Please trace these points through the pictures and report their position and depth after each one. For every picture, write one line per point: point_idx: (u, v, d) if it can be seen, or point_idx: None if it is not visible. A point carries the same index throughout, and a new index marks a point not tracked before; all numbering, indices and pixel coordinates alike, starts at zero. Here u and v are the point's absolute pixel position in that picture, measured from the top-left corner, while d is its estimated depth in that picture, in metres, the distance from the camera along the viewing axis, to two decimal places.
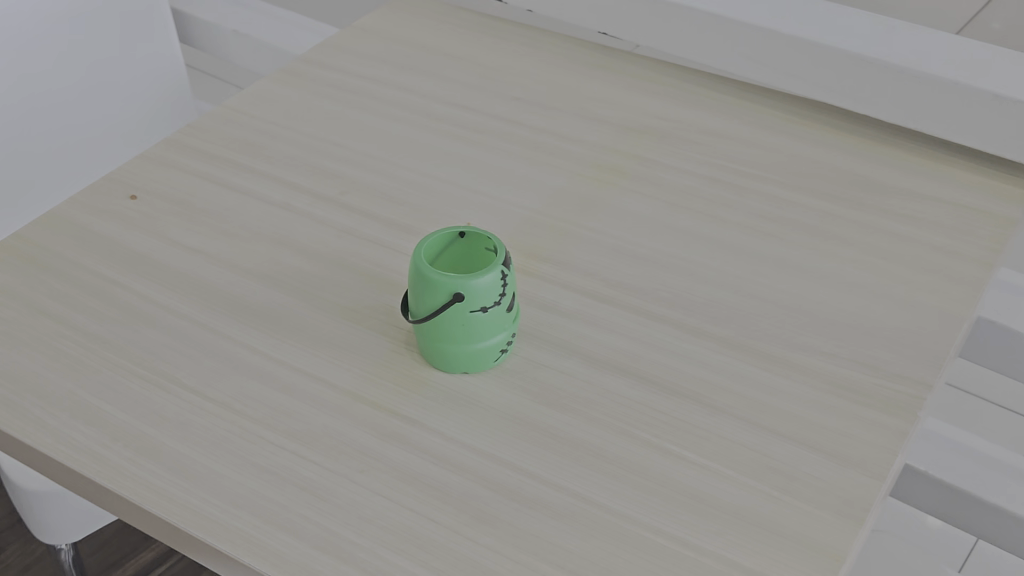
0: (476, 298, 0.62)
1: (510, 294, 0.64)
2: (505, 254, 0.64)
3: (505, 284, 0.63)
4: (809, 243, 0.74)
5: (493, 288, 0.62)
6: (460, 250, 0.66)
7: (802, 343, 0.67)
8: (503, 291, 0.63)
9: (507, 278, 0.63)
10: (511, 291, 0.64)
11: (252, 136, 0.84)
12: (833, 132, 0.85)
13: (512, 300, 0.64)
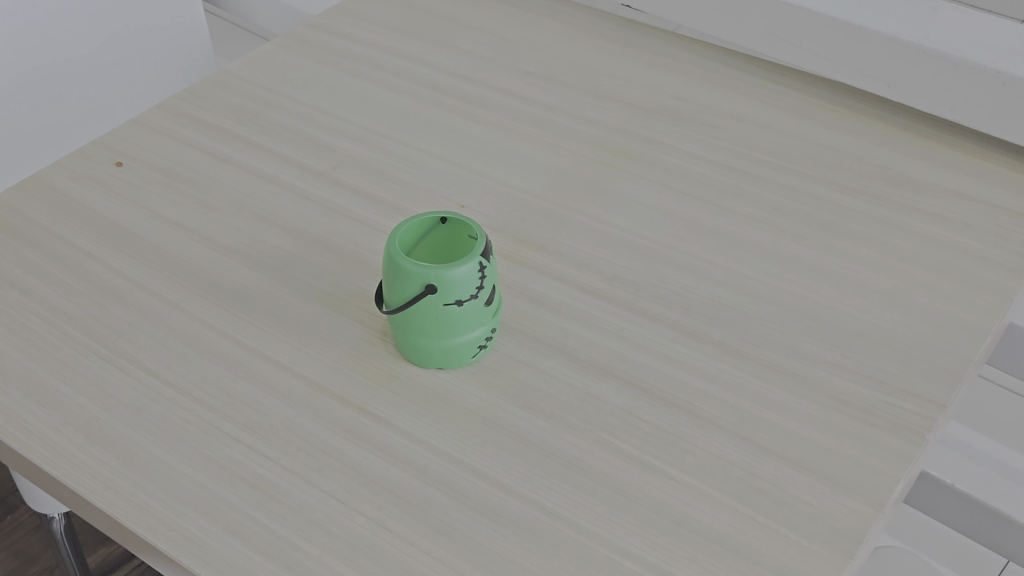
0: (451, 292, 0.58)
1: (489, 287, 0.59)
2: (486, 244, 0.59)
3: (483, 276, 0.58)
4: (825, 240, 0.69)
5: (470, 281, 0.58)
6: (441, 236, 0.61)
7: (806, 351, 0.62)
8: (480, 284, 0.59)
9: (486, 271, 0.59)
10: (490, 284, 0.59)
11: (248, 105, 0.81)
12: (863, 119, 0.79)
13: (492, 293, 0.60)
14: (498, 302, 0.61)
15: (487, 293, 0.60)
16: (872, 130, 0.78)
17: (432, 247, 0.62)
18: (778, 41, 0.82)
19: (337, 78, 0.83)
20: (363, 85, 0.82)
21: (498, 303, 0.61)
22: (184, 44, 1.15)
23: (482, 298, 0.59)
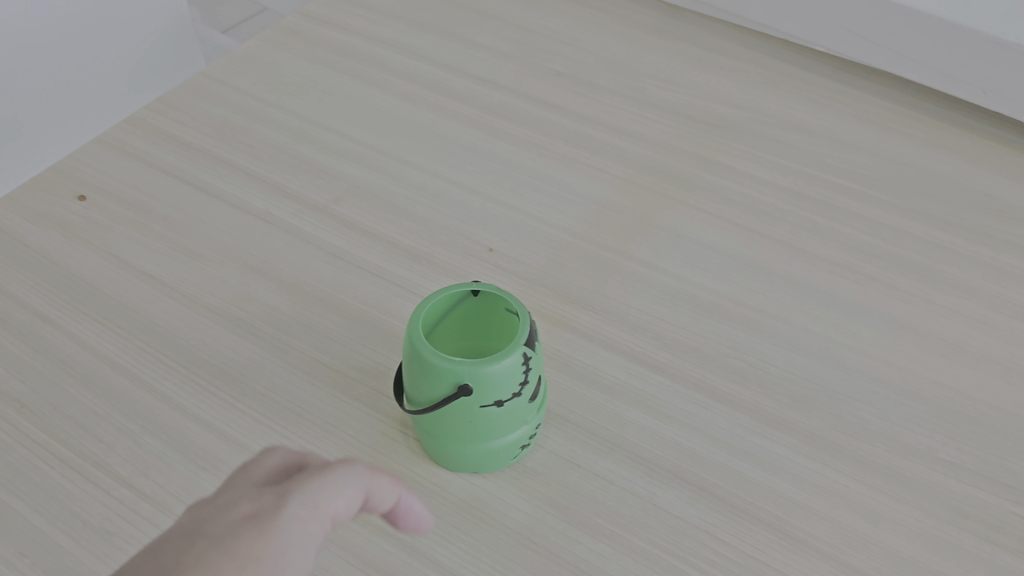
0: (489, 392, 0.47)
1: (534, 379, 0.48)
2: (529, 328, 0.48)
3: (528, 369, 0.47)
4: (922, 290, 0.58)
5: (512, 377, 0.47)
6: (471, 309, 0.50)
7: (913, 445, 0.51)
8: (524, 377, 0.48)
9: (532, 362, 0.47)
10: (536, 375, 0.48)
11: (233, 118, 0.69)
12: (953, 130, 0.68)
13: (537, 384, 0.49)
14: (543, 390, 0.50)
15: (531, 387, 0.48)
16: (965, 145, 0.67)
17: (461, 321, 0.51)
18: (850, 35, 0.70)
19: (338, 83, 0.72)
20: (367, 92, 0.71)
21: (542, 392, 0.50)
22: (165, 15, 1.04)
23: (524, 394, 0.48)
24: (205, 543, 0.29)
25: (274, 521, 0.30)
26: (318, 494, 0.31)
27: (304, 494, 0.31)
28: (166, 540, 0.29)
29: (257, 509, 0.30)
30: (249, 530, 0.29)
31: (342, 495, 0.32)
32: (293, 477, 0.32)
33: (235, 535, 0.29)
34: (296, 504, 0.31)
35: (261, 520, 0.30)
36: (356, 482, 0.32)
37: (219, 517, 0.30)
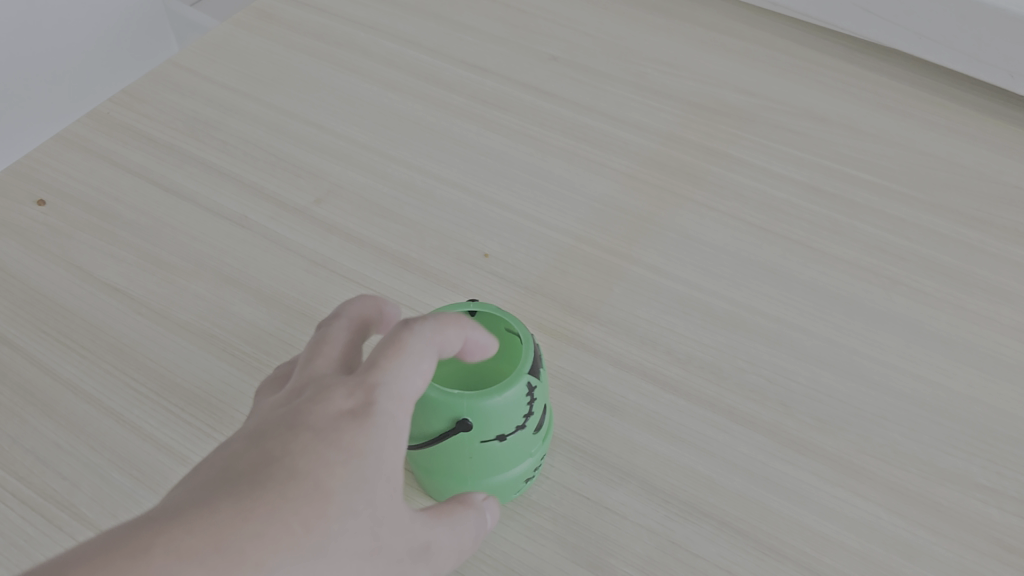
0: (488, 427, 0.42)
1: (536, 410, 0.44)
2: (532, 354, 0.43)
3: (530, 401, 0.43)
4: (952, 296, 0.54)
5: (513, 410, 0.42)
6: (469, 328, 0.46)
7: (948, 470, 0.47)
8: (526, 409, 0.43)
9: (534, 393, 0.43)
10: (538, 406, 0.44)
11: (204, 111, 0.64)
12: (977, 116, 0.63)
13: (540, 413, 0.45)
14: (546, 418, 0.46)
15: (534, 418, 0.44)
16: (990, 132, 0.62)
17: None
18: (865, 14, 0.65)
19: (317, 73, 0.67)
20: (349, 83, 0.66)
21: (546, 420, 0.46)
22: None
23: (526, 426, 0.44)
24: (311, 434, 0.30)
25: (369, 412, 0.31)
26: (400, 372, 0.32)
27: (388, 386, 0.32)
28: (272, 438, 0.30)
29: (352, 406, 0.31)
30: (349, 417, 0.31)
31: (419, 371, 0.33)
32: (369, 362, 0.33)
33: (339, 421, 0.30)
34: (384, 389, 0.32)
35: (356, 415, 0.31)
36: (427, 353, 0.33)
37: (321, 401, 0.31)
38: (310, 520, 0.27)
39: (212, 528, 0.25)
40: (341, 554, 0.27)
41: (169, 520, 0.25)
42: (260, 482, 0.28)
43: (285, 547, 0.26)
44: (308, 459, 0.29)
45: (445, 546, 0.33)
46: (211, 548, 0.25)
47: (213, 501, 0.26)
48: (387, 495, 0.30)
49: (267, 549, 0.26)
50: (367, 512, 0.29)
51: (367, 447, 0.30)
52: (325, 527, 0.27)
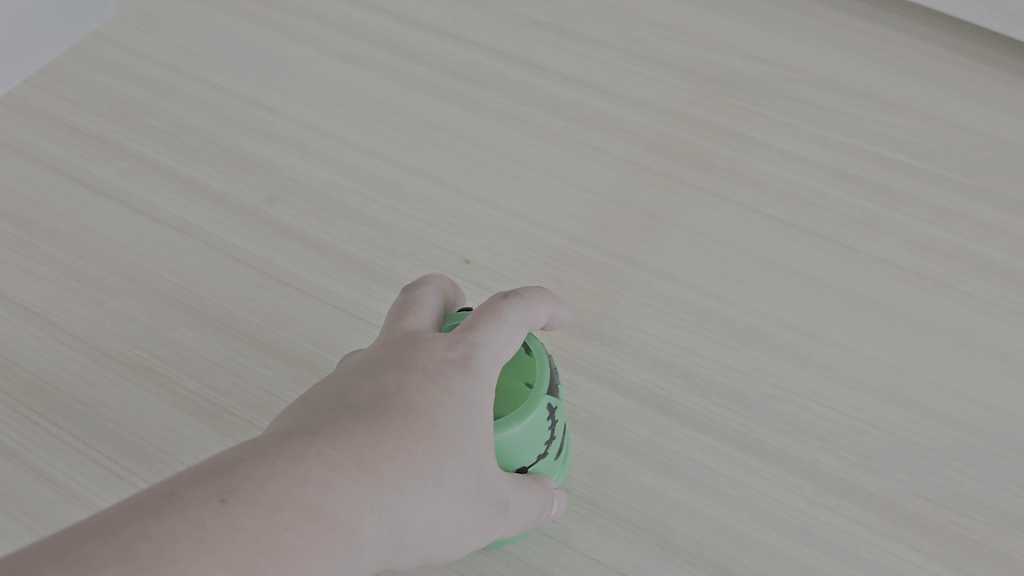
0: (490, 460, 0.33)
1: (554, 435, 0.36)
2: (546, 369, 0.35)
3: (546, 426, 0.34)
4: (1007, 301, 0.47)
5: (525, 437, 0.34)
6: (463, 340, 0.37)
7: (1016, 515, 0.40)
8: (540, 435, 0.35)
9: (551, 416, 0.35)
10: (556, 430, 0.35)
11: (144, 98, 0.57)
12: (1018, 86, 0.57)
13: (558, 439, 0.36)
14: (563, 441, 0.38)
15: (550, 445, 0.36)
16: None
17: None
18: None
19: (271, 49, 0.59)
20: (309, 59, 0.58)
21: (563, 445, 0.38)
22: None
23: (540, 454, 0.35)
24: (423, 372, 0.30)
25: (473, 361, 0.31)
26: (496, 336, 0.32)
27: (487, 349, 0.32)
28: (385, 372, 0.30)
29: (454, 357, 0.31)
30: (455, 362, 0.31)
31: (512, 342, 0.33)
32: (469, 323, 0.33)
33: (445, 368, 0.31)
34: (484, 350, 0.32)
35: (461, 361, 0.31)
36: (521, 327, 0.33)
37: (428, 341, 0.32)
38: (432, 453, 0.28)
39: (353, 447, 0.27)
40: (453, 485, 0.29)
41: (316, 439, 0.27)
42: (383, 413, 0.29)
43: (410, 473, 0.28)
44: (425, 394, 0.30)
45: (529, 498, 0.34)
46: (355, 467, 0.26)
47: (346, 427, 0.28)
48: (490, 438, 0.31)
49: (397, 473, 0.27)
50: (475, 454, 0.30)
51: (478, 390, 0.31)
52: (442, 460, 0.28)
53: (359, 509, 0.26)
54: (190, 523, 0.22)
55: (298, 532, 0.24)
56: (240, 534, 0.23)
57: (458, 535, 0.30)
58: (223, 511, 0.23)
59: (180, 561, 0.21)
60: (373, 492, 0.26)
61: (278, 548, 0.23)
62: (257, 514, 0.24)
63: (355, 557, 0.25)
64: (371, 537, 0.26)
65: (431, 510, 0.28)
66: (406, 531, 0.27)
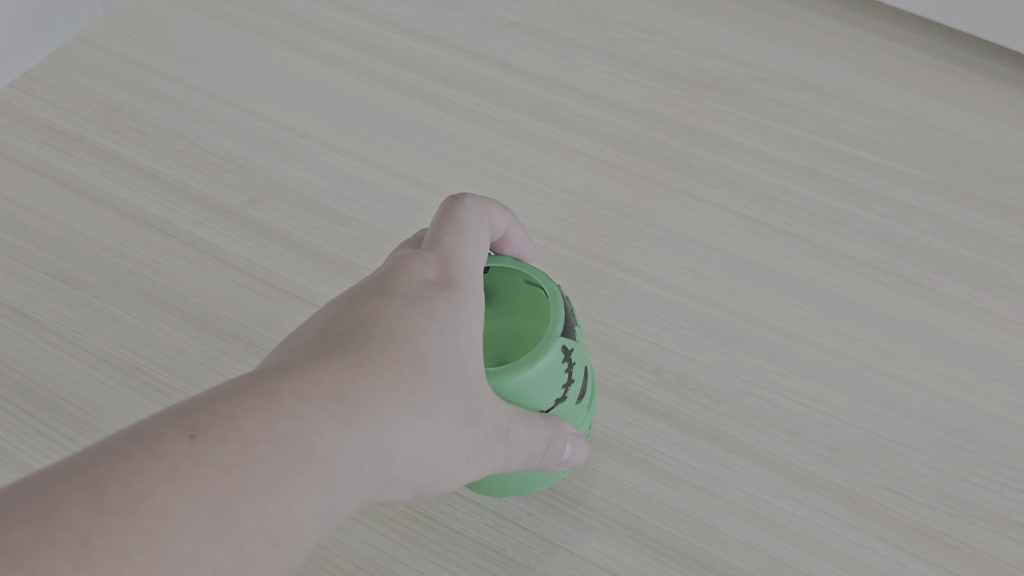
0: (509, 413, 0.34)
1: (574, 381, 0.37)
2: (560, 315, 0.36)
3: (562, 372, 0.36)
4: (972, 298, 0.48)
5: (543, 385, 0.35)
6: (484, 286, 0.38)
7: (977, 506, 0.42)
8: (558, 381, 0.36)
9: (566, 362, 0.36)
10: (575, 374, 0.36)
11: (127, 102, 0.58)
12: (987, 86, 0.58)
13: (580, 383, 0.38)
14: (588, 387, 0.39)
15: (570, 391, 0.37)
16: (1001, 104, 0.56)
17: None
18: None
19: (253, 53, 0.60)
20: (291, 63, 0.59)
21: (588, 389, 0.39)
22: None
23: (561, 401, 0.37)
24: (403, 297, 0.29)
25: (452, 286, 0.30)
26: (463, 252, 0.31)
27: (462, 265, 0.31)
28: (364, 302, 0.28)
29: (435, 277, 0.30)
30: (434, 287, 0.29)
31: (478, 251, 0.32)
32: (436, 240, 0.32)
33: (428, 290, 0.29)
34: (460, 267, 0.31)
35: (440, 286, 0.29)
36: (483, 234, 0.33)
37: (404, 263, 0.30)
38: (416, 383, 0.27)
39: (330, 377, 0.25)
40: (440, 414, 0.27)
41: (290, 368, 0.25)
42: (363, 340, 0.27)
43: (393, 403, 0.26)
44: (406, 318, 0.28)
45: (529, 429, 0.32)
46: (332, 398, 0.25)
47: (323, 356, 0.26)
48: (476, 367, 0.29)
49: (377, 403, 0.26)
50: (459, 382, 0.28)
51: (460, 315, 0.29)
52: (428, 390, 0.27)
53: (340, 440, 0.24)
54: (159, 460, 0.21)
55: (273, 464, 0.23)
56: (210, 469, 0.21)
57: (455, 466, 0.29)
58: (192, 448, 0.21)
59: (149, 497, 0.20)
60: (354, 423, 0.25)
61: (251, 482, 0.22)
62: (229, 450, 0.22)
63: (339, 488, 0.24)
64: (354, 466, 0.25)
65: (418, 441, 0.27)
66: (393, 461, 0.26)
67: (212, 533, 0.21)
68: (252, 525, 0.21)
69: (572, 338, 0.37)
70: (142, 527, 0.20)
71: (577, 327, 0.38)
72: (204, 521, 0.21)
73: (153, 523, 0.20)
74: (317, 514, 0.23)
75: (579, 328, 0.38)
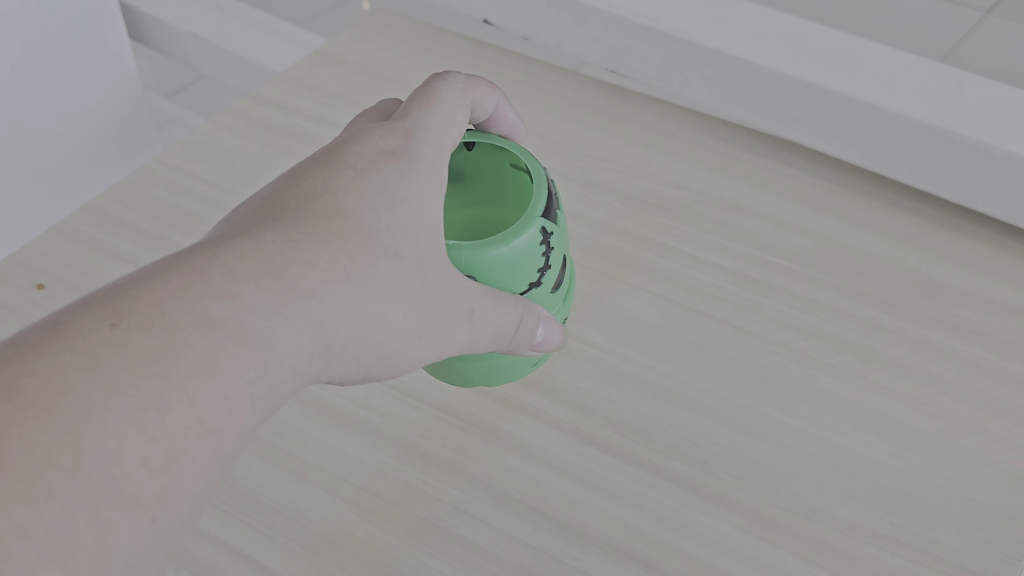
0: (490, 278, 0.51)
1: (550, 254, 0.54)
2: (541, 200, 0.53)
3: (537, 247, 0.52)
4: (855, 370, 0.61)
5: (518, 256, 0.52)
6: (476, 160, 0.57)
7: (846, 520, 0.54)
8: (533, 256, 0.53)
9: (541, 238, 0.52)
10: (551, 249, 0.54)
11: (188, 206, 0.71)
12: (883, 206, 0.71)
13: (554, 265, 0.55)
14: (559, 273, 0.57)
15: (543, 267, 0.54)
16: (894, 221, 0.70)
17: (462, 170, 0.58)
18: (788, 118, 0.73)
19: None
20: None
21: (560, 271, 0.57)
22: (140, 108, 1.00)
23: (535, 279, 0.54)
24: (353, 172, 0.45)
25: (409, 155, 0.46)
26: (429, 126, 0.48)
27: (424, 136, 0.47)
28: (332, 175, 0.45)
29: (393, 147, 0.46)
30: (389, 154, 0.46)
31: (444, 123, 0.49)
32: (412, 115, 0.49)
33: (384, 156, 0.46)
34: (420, 139, 0.47)
35: (397, 154, 0.46)
36: (453, 119, 0.50)
37: (367, 142, 0.46)
38: (352, 259, 0.42)
39: (263, 263, 0.39)
40: (378, 285, 0.43)
41: (227, 255, 0.39)
42: (313, 226, 0.42)
43: (322, 283, 0.41)
44: (349, 196, 0.44)
45: (498, 307, 0.49)
46: (260, 278, 0.39)
47: (265, 240, 0.41)
48: (425, 236, 0.45)
49: (306, 281, 0.40)
50: (408, 257, 0.44)
51: (406, 189, 0.45)
52: (364, 269, 0.42)
53: (271, 312, 0.39)
54: (85, 354, 0.33)
55: (196, 351, 0.36)
56: (132, 357, 0.34)
57: (412, 339, 0.45)
58: (113, 335, 0.34)
59: (70, 393, 0.32)
60: (281, 294, 0.39)
61: (176, 367, 0.35)
62: (151, 338, 0.35)
63: (268, 352, 0.38)
64: (284, 326, 0.39)
65: (352, 308, 0.42)
66: (325, 326, 0.41)
67: (134, 417, 0.33)
68: (176, 409, 0.34)
69: (550, 220, 0.53)
70: (64, 424, 0.31)
71: (556, 211, 0.54)
72: (122, 411, 0.33)
73: (72, 420, 0.32)
74: (247, 381, 0.37)
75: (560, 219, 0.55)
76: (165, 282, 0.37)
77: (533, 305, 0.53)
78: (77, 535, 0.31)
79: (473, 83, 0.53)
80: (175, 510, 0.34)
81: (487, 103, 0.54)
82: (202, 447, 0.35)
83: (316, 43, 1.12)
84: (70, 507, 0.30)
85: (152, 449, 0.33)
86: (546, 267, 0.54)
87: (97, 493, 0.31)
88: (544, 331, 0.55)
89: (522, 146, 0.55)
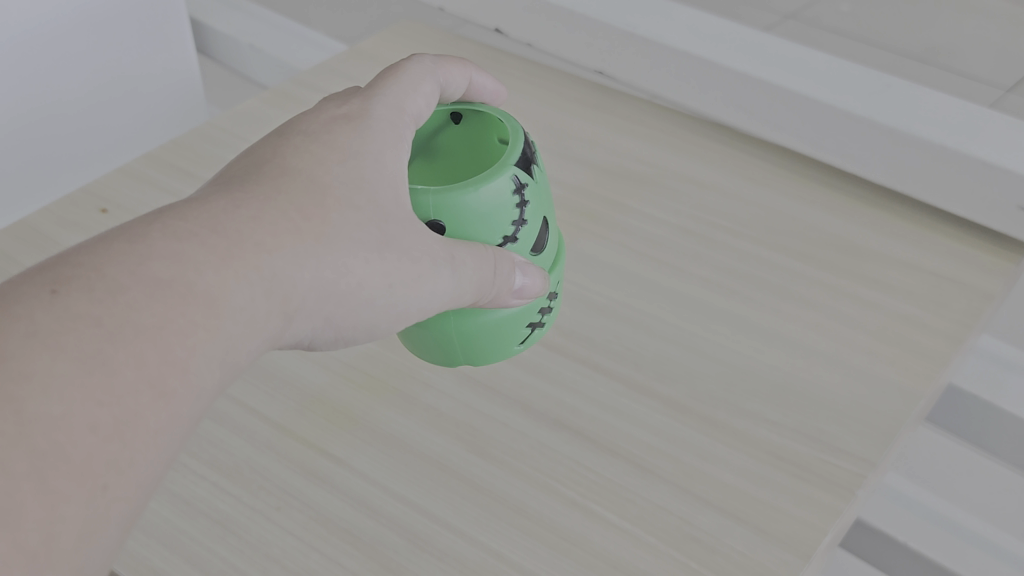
0: (462, 224, 0.56)
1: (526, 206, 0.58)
2: (513, 152, 0.57)
3: (509, 195, 0.57)
4: (774, 303, 0.72)
5: (490, 204, 0.56)
6: (464, 135, 0.65)
7: (747, 409, 0.65)
8: (508, 206, 0.57)
9: (513, 187, 0.57)
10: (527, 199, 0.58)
11: (230, 155, 0.85)
12: (819, 187, 0.83)
13: (531, 220, 0.59)
14: (542, 233, 0.61)
15: (519, 220, 0.58)
16: (826, 199, 0.82)
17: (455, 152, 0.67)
18: (741, 110, 0.86)
19: None
20: None
21: (542, 232, 0.61)
22: (185, 93, 1.11)
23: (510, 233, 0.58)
24: (302, 136, 0.52)
25: (366, 121, 0.53)
26: (398, 96, 0.56)
27: (384, 103, 0.55)
28: (285, 144, 0.51)
29: (347, 115, 0.54)
30: (344, 119, 0.53)
31: (412, 97, 0.57)
32: (378, 88, 0.57)
33: (339, 122, 0.53)
34: (383, 105, 0.55)
35: (353, 120, 0.53)
36: (421, 96, 0.57)
37: (323, 111, 0.54)
38: (303, 221, 0.47)
39: (205, 220, 0.44)
40: (333, 238, 0.47)
41: (171, 218, 0.44)
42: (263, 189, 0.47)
43: (270, 234, 0.45)
44: (298, 158, 0.50)
45: (475, 260, 0.54)
46: (200, 237, 0.43)
47: (212, 201, 0.46)
48: (382, 185, 0.51)
49: (253, 234, 0.45)
50: (366, 208, 0.49)
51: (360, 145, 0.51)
52: (315, 230, 0.47)
53: (219, 270, 0.42)
54: (32, 323, 0.37)
55: (142, 314, 0.39)
56: (75, 323, 0.37)
57: (381, 293, 0.49)
58: (53, 300, 0.38)
59: (9, 360, 0.35)
60: (226, 252, 0.43)
61: (121, 334, 0.38)
62: (94, 302, 0.38)
63: (222, 305, 0.42)
64: (233, 283, 0.43)
65: (308, 262, 0.46)
66: (280, 280, 0.45)
67: (77, 382, 0.36)
68: (123, 372, 0.38)
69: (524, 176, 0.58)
70: (9, 394, 0.35)
71: (532, 167, 0.59)
72: (63, 378, 0.36)
73: (15, 388, 0.35)
74: (202, 341, 0.41)
75: (538, 177, 0.60)
76: (107, 249, 0.41)
77: (508, 253, 0.57)
78: (25, 506, 0.33)
79: (448, 64, 0.61)
80: (130, 477, 0.37)
81: (463, 79, 0.63)
82: (157, 408, 0.39)
83: (338, 47, 1.29)
84: (15, 477, 0.33)
85: (100, 416, 0.36)
86: (522, 220, 0.58)
87: (45, 462, 0.34)
88: (524, 278, 0.58)
89: (500, 110, 0.63)
